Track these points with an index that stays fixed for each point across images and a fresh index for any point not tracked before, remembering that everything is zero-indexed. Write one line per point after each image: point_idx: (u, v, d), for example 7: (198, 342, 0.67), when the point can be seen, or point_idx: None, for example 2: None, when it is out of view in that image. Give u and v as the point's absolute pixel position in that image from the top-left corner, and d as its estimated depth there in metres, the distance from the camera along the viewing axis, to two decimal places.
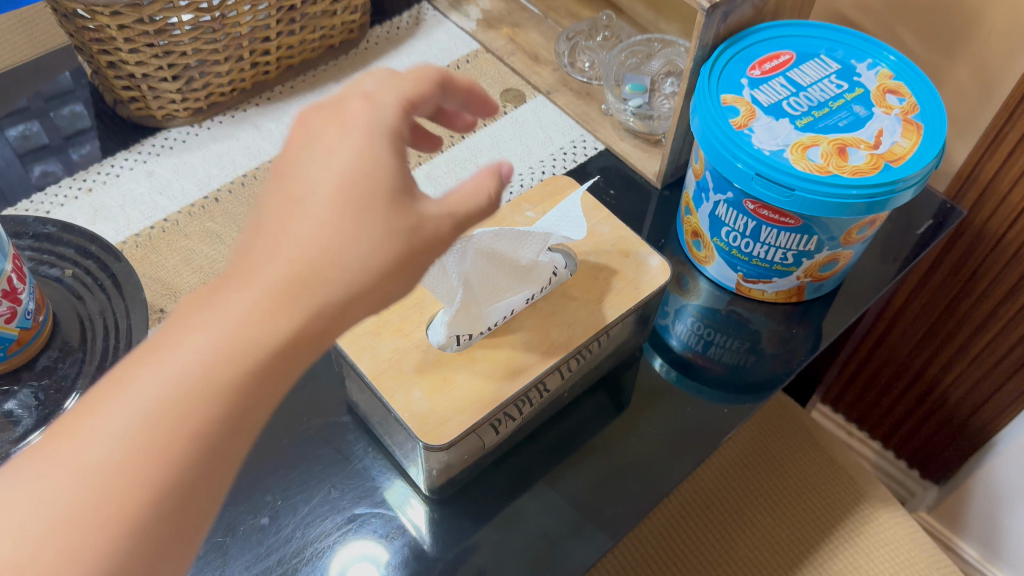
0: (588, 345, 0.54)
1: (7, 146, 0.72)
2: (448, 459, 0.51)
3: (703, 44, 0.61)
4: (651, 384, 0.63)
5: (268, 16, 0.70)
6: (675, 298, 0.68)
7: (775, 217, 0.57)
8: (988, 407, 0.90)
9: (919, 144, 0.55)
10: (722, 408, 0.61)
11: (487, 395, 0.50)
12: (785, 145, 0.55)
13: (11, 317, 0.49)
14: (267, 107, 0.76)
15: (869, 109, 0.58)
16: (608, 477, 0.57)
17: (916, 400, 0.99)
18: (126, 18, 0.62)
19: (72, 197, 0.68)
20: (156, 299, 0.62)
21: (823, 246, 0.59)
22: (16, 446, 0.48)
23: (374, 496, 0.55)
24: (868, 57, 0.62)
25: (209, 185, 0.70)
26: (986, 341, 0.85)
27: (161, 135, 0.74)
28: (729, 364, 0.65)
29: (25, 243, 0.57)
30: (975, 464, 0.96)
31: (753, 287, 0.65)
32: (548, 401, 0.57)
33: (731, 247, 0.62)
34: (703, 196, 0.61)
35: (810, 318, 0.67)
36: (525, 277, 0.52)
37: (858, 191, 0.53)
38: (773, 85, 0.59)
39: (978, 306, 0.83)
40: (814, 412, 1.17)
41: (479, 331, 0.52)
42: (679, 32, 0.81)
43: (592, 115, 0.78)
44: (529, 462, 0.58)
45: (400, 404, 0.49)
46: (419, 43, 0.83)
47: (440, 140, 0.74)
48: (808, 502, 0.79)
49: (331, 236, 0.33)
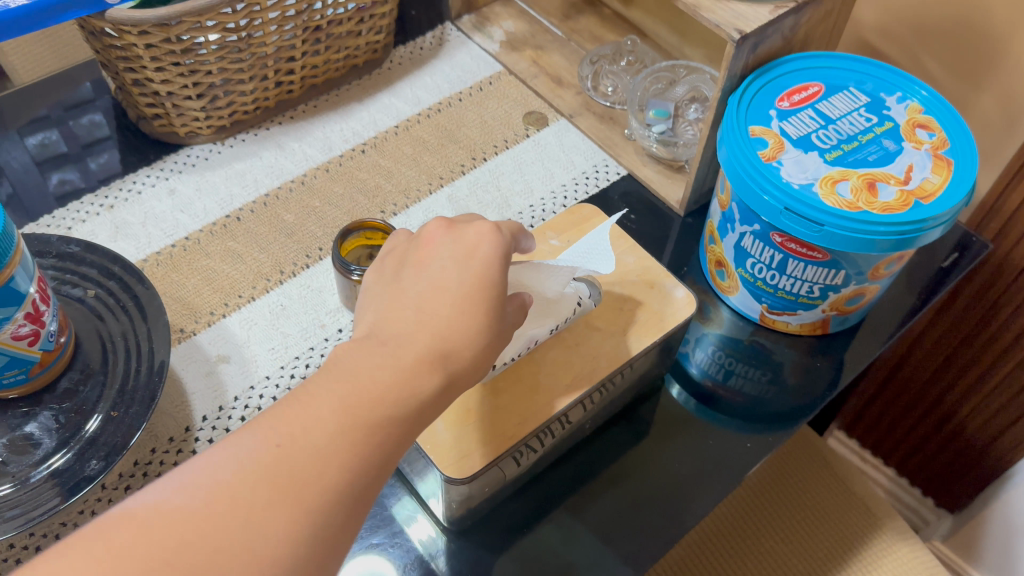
0: (611, 377, 0.53)
1: (26, 155, 0.73)
2: (469, 491, 0.51)
3: (732, 74, 0.60)
4: (672, 415, 0.62)
5: (293, 36, 0.70)
6: (697, 327, 0.68)
7: (803, 251, 0.56)
8: (1003, 441, 0.89)
9: (950, 180, 0.55)
10: (744, 442, 0.61)
11: (509, 427, 0.49)
12: (814, 179, 0.55)
13: (35, 339, 0.49)
14: (290, 125, 0.76)
15: (899, 144, 0.57)
16: (628, 510, 0.56)
17: (933, 429, 0.98)
18: (153, 37, 0.62)
19: (93, 213, 0.68)
20: (176, 318, 0.62)
21: (849, 281, 0.58)
22: (36, 468, 0.48)
23: (391, 525, 0.55)
24: (898, 90, 0.61)
25: (230, 204, 0.70)
26: (1004, 373, 0.84)
27: (184, 152, 0.74)
28: (750, 395, 0.64)
29: (47, 262, 0.57)
30: (991, 495, 0.94)
31: (777, 319, 0.65)
32: (570, 432, 0.56)
33: (756, 278, 0.62)
34: (729, 227, 0.61)
35: (833, 351, 0.67)
36: (549, 308, 0.51)
37: (886, 228, 0.52)
38: (802, 117, 0.59)
39: (996, 340, 0.82)
40: (830, 438, 1.16)
41: (503, 362, 0.51)
42: (704, 58, 0.81)
43: (615, 139, 0.77)
44: (548, 493, 0.57)
45: (423, 435, 0.48)
46: (443, 63, 0.83)
47: (462, 161, 0.74)
48: (825, 533, 0.78)
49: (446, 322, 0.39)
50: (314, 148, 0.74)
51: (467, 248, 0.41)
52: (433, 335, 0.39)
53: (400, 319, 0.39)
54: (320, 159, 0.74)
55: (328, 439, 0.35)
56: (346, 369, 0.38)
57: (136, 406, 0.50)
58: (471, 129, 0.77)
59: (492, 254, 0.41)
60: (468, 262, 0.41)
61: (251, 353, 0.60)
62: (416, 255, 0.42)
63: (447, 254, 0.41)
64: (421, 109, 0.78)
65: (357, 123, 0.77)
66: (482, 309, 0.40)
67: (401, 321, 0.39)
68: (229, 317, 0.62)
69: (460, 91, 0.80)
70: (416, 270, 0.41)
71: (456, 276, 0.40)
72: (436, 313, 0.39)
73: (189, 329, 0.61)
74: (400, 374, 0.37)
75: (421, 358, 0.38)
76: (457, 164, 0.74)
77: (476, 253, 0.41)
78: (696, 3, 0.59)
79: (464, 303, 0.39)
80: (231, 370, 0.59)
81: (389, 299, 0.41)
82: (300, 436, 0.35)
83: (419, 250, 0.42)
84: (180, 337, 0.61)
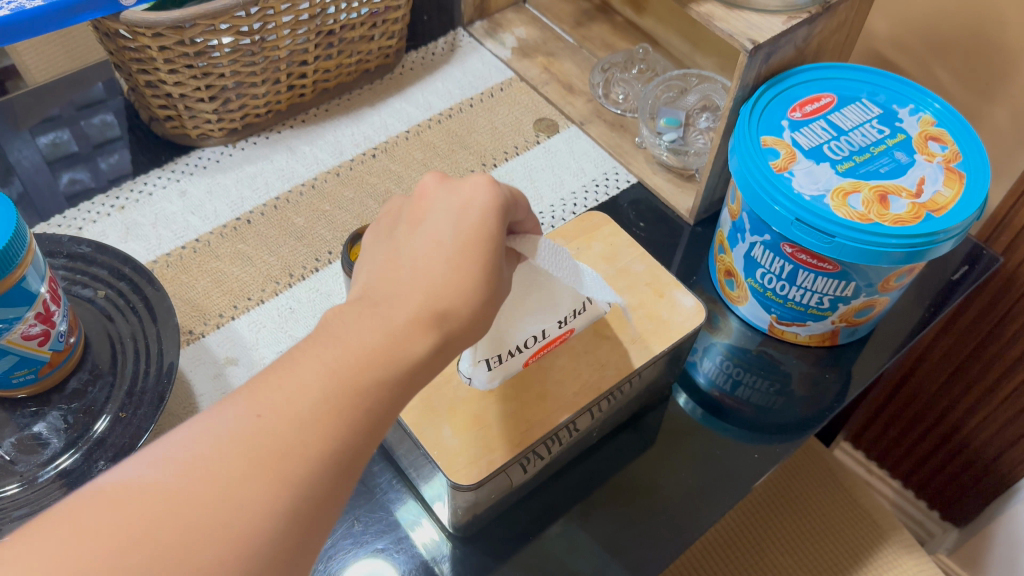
0: (619, 386, 0.53)
1: (37, 154, 0.73)
2: (475, 497, 0.50)
3: (744, 84, 0.60)
4: (679, 424, 0.62)
5: (306, 40, 0.71)
6: (705, 336, 0.67)
7: (813, 262, 0.56)
8: (1008, 455, 0.88)
9: (962, 194, 0.54)
10: (752, 452, 0.60)
11: (516, 434, 0.49)
12: (825, 190, 0.55)
13: (45, 339, 0.49)
14: (301, 129, 0.76)
15: (911, 156, 0.57)
16: (634, 519, 0.56)
17: (940, 441, 0.97)
18: (167, 39, 0.62)
19: (104, 213, 0.69)
20: (186, 319, 0.62)
21: (860, 292, 0.58)
22: (44, 468, 0.48)
23: (397, 530, 0.55)
24: (911, 102, 0.61)
25: (241, 206, 0.70)
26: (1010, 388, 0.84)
27: (195, 154, 0.74)
28: (758, 405, 0.64)
29: (58, 262, 0.57)
30: (997, 509, 0.93)
31: (786, 329, 0.64)
32: (577, 440, 0.56)
33: (766, 289, 0.61)
34: (739, 236, 0.61)
35: (842, 363, 0.66)
36: (554, 297, 0.50)
37: (897, 240, 0.52)
38: (814, 128, 0.59)
39: (1002, 356, 0.82)
40: (837, 449, 1.15)
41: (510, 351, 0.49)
42: (716, 67, 0.81)
43: (625, 147, 0.77)
44: (555, 500, 0.57)
45: (430, 441, 0.48)
46: (454, 69, 0.83)
47: (472, 167, 0.74)
48: (830, 545, 0.78)
49: (437, 278, 0.38)
50: (325, 152, 0.75)
51: (462, 201, 0.40)
52: (426, 294, 0.37)
53: (395, 276, 0.38)
54: (331, 162, 0.74)
55: (313, 416, 0.34)
56: (336, 330, 0.37)
57: (144, 407, 0.50)
58: (482, 135, 0.77)
59: (488, 204, 0.39)
60: (465, 215, 0.39)
61: (259, 355, 0.60)
62: (411, 210, 0.41)
63: (445, 206, 0.40)
64: (432, 114, 0.78)
65: (368, 127, 0.77)
66: (477, 264, 0.38)
67: (394, 281, 0.38)
68: (238, 319, 0.62)
69: (471, 96, 0.80)
70: (412, 226, 0.40)
71: (452, 232, 0.39)
72: (430, 271, 0.38)
73: (198, 330, 0.62)
74: (389, 337, 0.36)
75: (413, 318, 0.37)
76: (467, 170, 0.74)
77: (472, 205, 0.39)
78: (709, 13, 0.59)
79: (460, 257, 0.38)
80: (239, 373, 0.59)
81: (384, 259, 0.40)
82: (286, 406, 0.34)
83: (413, 205, 0.41)
84: (189, 338, 0.61)
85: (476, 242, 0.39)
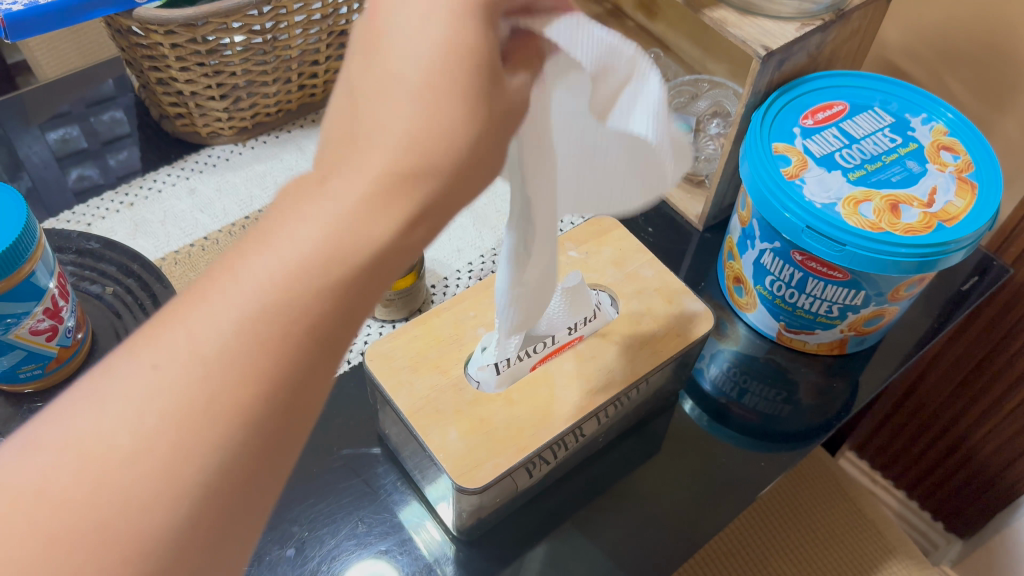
0: (626, 392, 0.53)
1: (46, 150, 0.73)
2: (480, 501, 0.50)
3: (756, 90, 0.60)
4: (686, 430, 0.62)
5: (318, 40, 0.71)
6: (712, 342, 0.67)
7: (823, 270, 0.56)
8: (1013, 468, 0.87)
9: (974, 204, 0.54)
10: (758, 461, 0.60)
11: (523, 438, 0.49)
12: (837, 198, 0.55)
13: (53, 334, 0.49)
14: (311, 129, 0.76)
15: (923, 165, 0.57)
16: (640, 525, 0.56)
17: (944, 453, 0.97)
18: (179, 37, 0.62)
19: (113, 210, 0.69)
20: None
21: (869, 301, 0.58)
22: None
23: (401, 532, 0.54)
24: (924, 112, 0.61)
25: (250, 205, 0.70)
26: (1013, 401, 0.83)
27: (205, 152, 0.74)
28: (764, 413, 0.63)
29: (67, 258, 0.57)
30: (1002, 521, 0.93)
31: (795, 337, 0.64)
32: (583, 445, 0.56)
33: (775, 296, 0.61)
34: (749, 243, 0.61)
35: (850, 372, 0.66)
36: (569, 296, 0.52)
37: (909, 249, 0.52)
38: (826, 136, 0.59)
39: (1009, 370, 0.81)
40: (842, 459, 1.15)
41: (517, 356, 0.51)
42: (727, 72, 0.81)
43: None
44: (560, 504, 0.57)
45: (436, 444, 0.48)
46: None
47: None
48: (834, 555, 0.78)
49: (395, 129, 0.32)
50: None
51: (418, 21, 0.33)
52: (387, 150, 0.31)
53: (351, 130, 0.32)
54: None
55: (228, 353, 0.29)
56: (275, 220, 0.31)
57: None
58: None
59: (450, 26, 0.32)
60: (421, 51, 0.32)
61: None
62: (365, 32, 0.34)
63: (402, 39, 0.33)
64: None
65: None
66: (444, 110, 0.32)
67: (353, 139, 0.32)
68: None
69: None
70: (364, 65, 0.33)
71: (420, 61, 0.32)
72: (388, 121, 0.32)
73: None
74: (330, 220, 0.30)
75: (365, 191, 0.31)
76: None
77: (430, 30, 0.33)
78: (722, 18, 0.59)
79: (433, 100, 0.32)
80: None
81: (344, 103, 0.34)
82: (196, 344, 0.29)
83: (366, 33, 0.34)
84: None
85: (448, 80, 0.32)
